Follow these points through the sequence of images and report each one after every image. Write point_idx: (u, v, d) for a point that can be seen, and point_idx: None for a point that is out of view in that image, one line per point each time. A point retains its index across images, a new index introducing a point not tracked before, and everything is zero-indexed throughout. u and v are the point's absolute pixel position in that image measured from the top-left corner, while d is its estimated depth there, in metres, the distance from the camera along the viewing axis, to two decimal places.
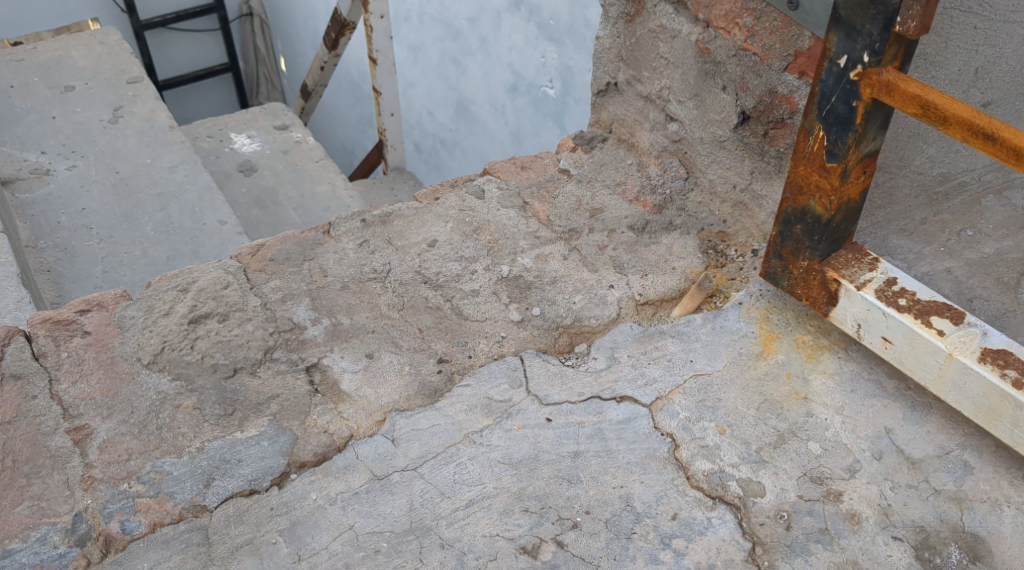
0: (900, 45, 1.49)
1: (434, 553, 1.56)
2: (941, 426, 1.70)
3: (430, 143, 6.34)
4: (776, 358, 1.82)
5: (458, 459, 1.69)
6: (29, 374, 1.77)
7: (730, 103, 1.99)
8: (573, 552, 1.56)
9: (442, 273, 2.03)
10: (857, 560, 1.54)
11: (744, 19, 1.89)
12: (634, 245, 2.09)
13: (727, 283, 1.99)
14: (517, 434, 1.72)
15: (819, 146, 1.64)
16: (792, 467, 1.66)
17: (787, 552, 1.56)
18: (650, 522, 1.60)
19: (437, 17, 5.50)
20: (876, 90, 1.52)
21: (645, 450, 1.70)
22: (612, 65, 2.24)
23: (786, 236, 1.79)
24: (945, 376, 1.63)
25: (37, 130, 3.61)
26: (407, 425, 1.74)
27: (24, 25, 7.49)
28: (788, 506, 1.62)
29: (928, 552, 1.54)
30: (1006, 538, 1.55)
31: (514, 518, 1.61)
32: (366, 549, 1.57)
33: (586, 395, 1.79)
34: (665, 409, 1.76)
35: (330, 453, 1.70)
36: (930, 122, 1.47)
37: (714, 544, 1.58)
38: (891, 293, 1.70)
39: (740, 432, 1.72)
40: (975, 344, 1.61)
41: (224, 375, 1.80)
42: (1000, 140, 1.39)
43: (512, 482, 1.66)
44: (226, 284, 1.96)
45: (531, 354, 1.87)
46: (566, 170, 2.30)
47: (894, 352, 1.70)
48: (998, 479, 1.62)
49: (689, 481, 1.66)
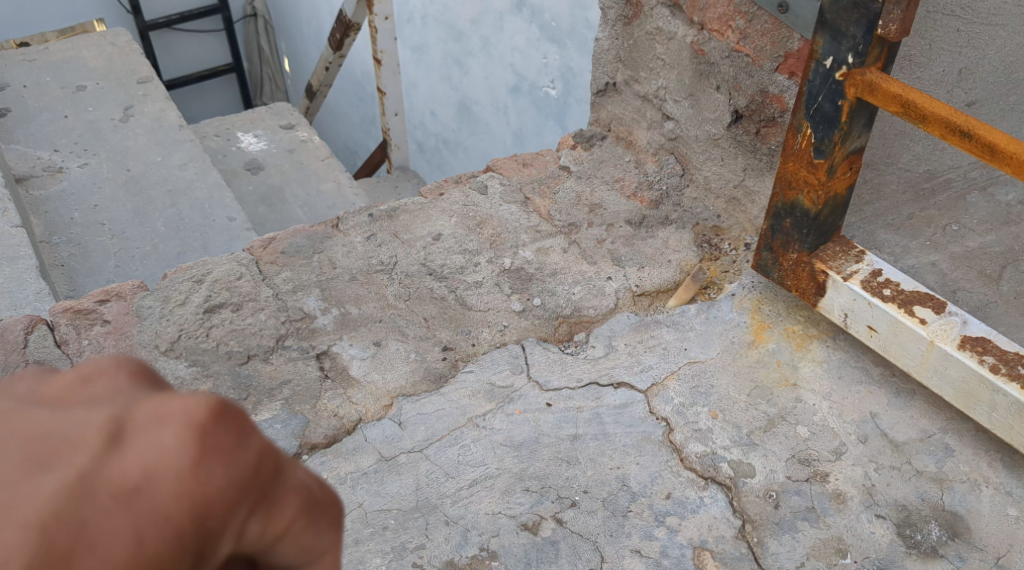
0: (882, 46, 1.58)
1: (439, 530, 1.64)
2: (924, 411, 1.77)
3: (432, 142, 6.43)
4: (767, 347, 1.90)
5: (462, 442, 1.77)
6: (52, 360, 1.85)
7: (723, 102, 2.07)
8: (572, 529, 1.64)
9: (446, 265, 2.11)
10: (842, 536, 1.62)
11: (737, 21, 1.97)
12: (631, 239, 2.17)
13: (720, 276, 2.08)
14: (519, 418, 1.81)
15: (806, 142, 1.72)
16: (781, 450, 1.74)
17: (775, 529, 1.63)
18: (645, 501, 1.68)
19: (439, 18, 5.58)
20: (859, 89, 1.60)
21: (641, 432, 1.78)
22: (610, 66, 2.32)
23: (776, 229, 1.87)
24: (927, 362, 1.71)
25: (49, 129, 3.69)
26: (413, 409, 1.82)
27: (29, 27, 7.58)
28: (776, 485, 1.69)
29: (909, 529, 1.62)
30: (984, 517, 1.62)
31: (515, 497, 1.69)
32: (374, 525, 1.64)
33: (585, 380, 1.87)
34: (660, 394, 1.84)
35: (339, 435, 1.78)
36: (910, 120, 1.55)
37: (706, 521, 1.65)
38: (875, 284, 1.78)
39: (732, 417, 1.80)
40: (954, 332, 1.69)
41: (237, 361, 1.89)
42: (975, 137, 1.47)
43: (514, 463, 1.74)
44: (240, 275, 2.06)
45: (533, 342, 1.95)
46: (566, 167, 2.38)
47: (878, 340, 1.78)
48: (977, 461, 1.69)
49: (683, 462, 1.74)
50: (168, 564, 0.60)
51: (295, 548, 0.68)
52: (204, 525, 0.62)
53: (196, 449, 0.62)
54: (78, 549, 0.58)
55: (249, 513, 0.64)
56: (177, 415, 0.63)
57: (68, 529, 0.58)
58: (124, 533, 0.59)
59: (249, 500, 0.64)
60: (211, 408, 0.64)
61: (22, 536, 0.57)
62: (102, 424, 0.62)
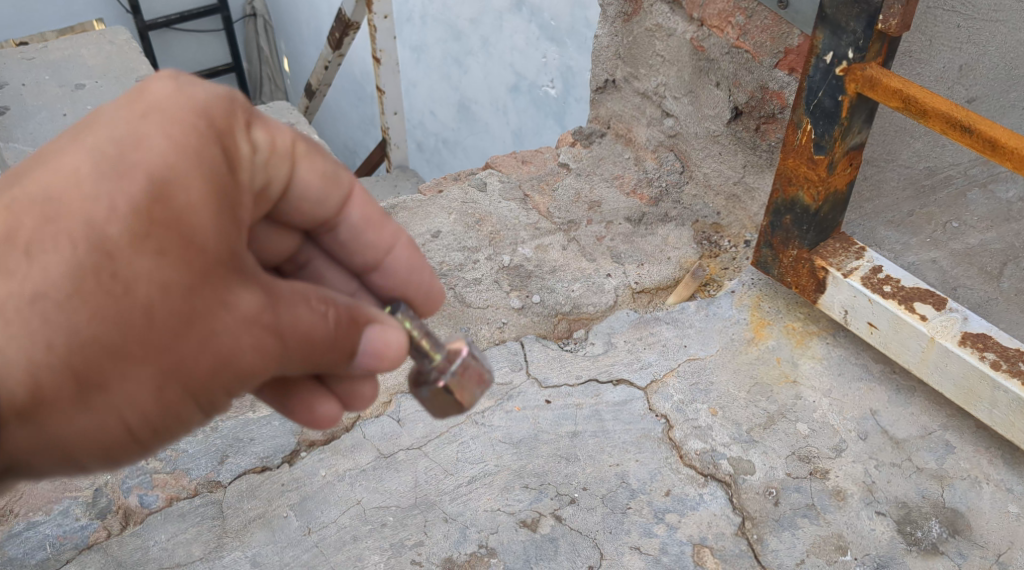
0: (883, 42, 1.57)
1: (438, 527, 1.64)
2: (924, 408, 1.77)
3: (432, 141, 6.43)
4: (767, 344, 1.90)
5: (461, 438, 1.76)
6: None
7: (723, 99, 2.07)
8: (571, 526, 1.64)
9: (444, 262, 2.10)
10: (842, 533, 1.61)
11: (737, 17, 1.96)
12: (631, 236, 2.17)
13: (721, 272, 2.08)
14: (518, 415, 1.80)
15: (807, 138, 1.71)
16: (781, 447, 1.73)
17: (775, 526, 1.63)
18: (644, 498, 1.68)
19: (439, 17, 5.57)
20: (860, 84, 1.59)
21: (641, 429, 1.77)
22: (610, 63, 2.32)
23: (776, 226, 1.86)
24: (927, 359, 1.70)
25: (48, 128, 3.68)
26: (412, 406, 1.81)
27: (29, 27, 7.59)
28: (776, 482, 1.68)
29: (909, 526, 1.61)
30: (985, 513, 1.62)
31: (514, 494, 1.68)
32: (373, 522, 1.65)
33: (584, 377, 1.86)
34: (660, 391, 1.83)
35: (338, 432, 1.77)
36: (911, 115, 1.54)
37: (705, 518, 1.65)
38: (876, 281, 1.77)
39: (732, 414, 1.79)
40: (955, 329, 1.68)
41: None
42: (976, 132, 1.47)
43: (513, 460, 1.73)
44: None
45: (531, 339, 1.94)
46: (566, 165, 2.37)
47: (879, 337, 1.77)
48: (978, 457, 1.69)
49: (682, 459, 1.73)
50: (209, 151, 0.97)
51: (303, 164, 1.14)
52: (213, 126, 1.00)
53: (176, 81, 1.01)
54: (130, 149, 0.93)
55: (248, 122, 1.05)
56: (153, 78, 1.01)
57: (123, 142, 0.94)
58: (159, 135, 0.95)
59: (245, 118, 1.05)
60: (172, 72, 1.04)
61: (87, 156, 0.92)
62: (112, 102, 0.98)
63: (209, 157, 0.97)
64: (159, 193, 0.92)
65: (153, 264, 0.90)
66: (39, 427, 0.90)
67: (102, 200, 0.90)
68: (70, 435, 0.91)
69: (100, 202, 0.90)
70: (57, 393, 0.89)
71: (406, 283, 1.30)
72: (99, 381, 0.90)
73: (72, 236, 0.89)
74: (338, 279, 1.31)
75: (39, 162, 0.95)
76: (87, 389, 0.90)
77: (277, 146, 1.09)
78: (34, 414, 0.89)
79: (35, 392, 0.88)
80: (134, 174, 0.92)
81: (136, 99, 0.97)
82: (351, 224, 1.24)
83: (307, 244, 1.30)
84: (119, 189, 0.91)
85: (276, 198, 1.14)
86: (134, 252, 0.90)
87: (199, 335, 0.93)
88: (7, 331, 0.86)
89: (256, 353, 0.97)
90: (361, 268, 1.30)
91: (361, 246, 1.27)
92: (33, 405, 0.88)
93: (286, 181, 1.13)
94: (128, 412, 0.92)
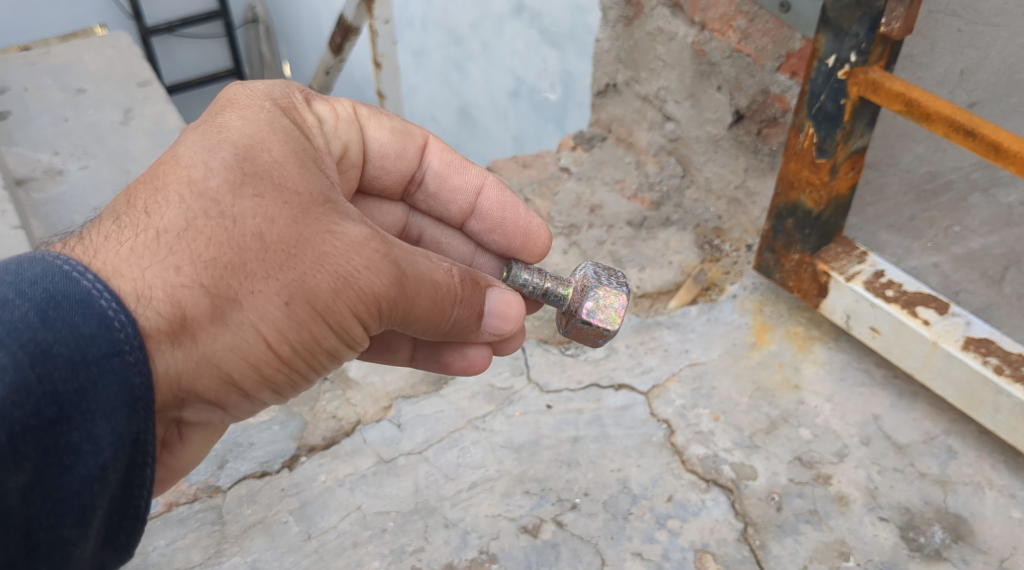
0: (885, 45, 1.57)
1: (438, 532, 1.63)
2: (927, 413, 1.76)
3: None
4: (769, 349, 1.89)
5: (461, 444, 1.76)
6: None
7: (725, 103, 2.06)
8: (572, 532, 1.63)
9: None
10: (844, 539, 1.60)
11: (738, 21, 1.95)
12: (632, 240, 2.16)
13: (721, 277, 2.05)
14: (519, 420, 1.79)
15: (809, 143, 1.70)
16: (783, 452, 1.72)
17: (777, 532, 1.62)
18: (646, 503, 1.67)
19: None
20: (862, 88, 1.58)
21: (642, 435, 1.77)
22: (611, 67, 2.31)
23: (779, 230, 1.85)
24: (931, 363, 1.69)
25: None
26: (412, 411, 1.81)
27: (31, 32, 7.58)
28: (779, 488, 1.67)
29: (912, 532, 1.60)
30: (988, 519, 1.61)
31: (515, 500, 1.67)
32: (373, 528, 1.64)
33: (585, 382, 1.85)
34: (661, 396, 1.82)
35: (338, 438, 1.77)
36: (915, 118, 1.54)
37: (707, 524, 1.64)
38: (878, 285, 1.76)
39: (733, 419, 1.78)
40: (958, 334, 1.67)
41: None
42: (980, 136, 1.46)
43: (513, 465, 1.72)
44: None
45: (532, 344, 1.93)
46: (567, 168, 2.37)
47: (882, 342, 1.77)
48: (981, 463, 1.68)
49: (684, 464, 1.72)
50: (274, 125, 1.29)
51: (369, 125, 1.57)
52: (277, 107, 1.35)
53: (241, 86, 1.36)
54: (218, 131, 1.24)
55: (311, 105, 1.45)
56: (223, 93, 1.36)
57: (213, 129, 1.24)
58: (235, 120, 1.27)
59: (304, 99, 1.44)
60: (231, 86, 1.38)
61: (191, 141, 1.22)
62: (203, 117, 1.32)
63: (283, 128, 1.29)
64: (246, 155, 1.21)
65: (253, 203, 1.16)
66: (191, 345, 1.11)
67: (200, 166, 1.18)
68: (220, 352, 1.13)
69: (201, 167, 1.18)
70: (198, 311, 1.10)
71: (501, 222, 1.66)
72: (232, 299, 1.12)
73: (184, 194, 1.16)
74: (454, 243, 1.73)
75: (154, 165, 1.22)
76: (222, 307, 1.12)
77: (340, 112, 1.49)
78: (185, 334, 1.10)
79: (179, 312, 1.09)
80: (223, 144, 1.21)
81: (226, 105, 1.30)
82: (435, 175, 1.65)
83: (416, 220, 1.72)
84: (211, 157, 1.19)
85: (360, 164, 1.58)
86: (237, 198, 1.16)
87: (313, 255, 1.16)
88: (142, 265, 1.10)
89: (368, 269, 1.18)
90: (462, 214, 1.68)
91: (453, 192, 1.66)
92: (181, 326, 1.10)
93: (363, 138, 1.56)
94: (267, 325, 1.14)
